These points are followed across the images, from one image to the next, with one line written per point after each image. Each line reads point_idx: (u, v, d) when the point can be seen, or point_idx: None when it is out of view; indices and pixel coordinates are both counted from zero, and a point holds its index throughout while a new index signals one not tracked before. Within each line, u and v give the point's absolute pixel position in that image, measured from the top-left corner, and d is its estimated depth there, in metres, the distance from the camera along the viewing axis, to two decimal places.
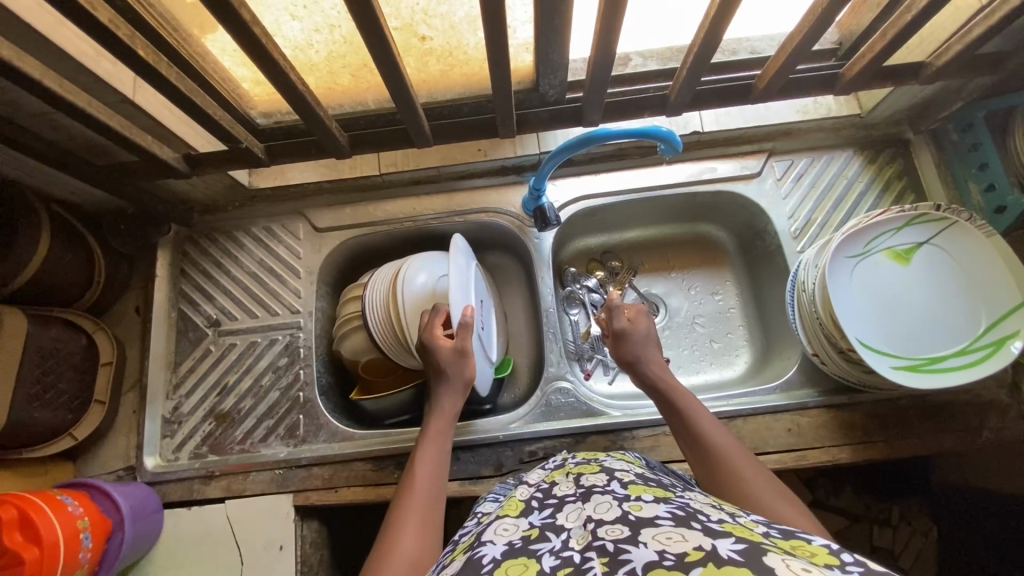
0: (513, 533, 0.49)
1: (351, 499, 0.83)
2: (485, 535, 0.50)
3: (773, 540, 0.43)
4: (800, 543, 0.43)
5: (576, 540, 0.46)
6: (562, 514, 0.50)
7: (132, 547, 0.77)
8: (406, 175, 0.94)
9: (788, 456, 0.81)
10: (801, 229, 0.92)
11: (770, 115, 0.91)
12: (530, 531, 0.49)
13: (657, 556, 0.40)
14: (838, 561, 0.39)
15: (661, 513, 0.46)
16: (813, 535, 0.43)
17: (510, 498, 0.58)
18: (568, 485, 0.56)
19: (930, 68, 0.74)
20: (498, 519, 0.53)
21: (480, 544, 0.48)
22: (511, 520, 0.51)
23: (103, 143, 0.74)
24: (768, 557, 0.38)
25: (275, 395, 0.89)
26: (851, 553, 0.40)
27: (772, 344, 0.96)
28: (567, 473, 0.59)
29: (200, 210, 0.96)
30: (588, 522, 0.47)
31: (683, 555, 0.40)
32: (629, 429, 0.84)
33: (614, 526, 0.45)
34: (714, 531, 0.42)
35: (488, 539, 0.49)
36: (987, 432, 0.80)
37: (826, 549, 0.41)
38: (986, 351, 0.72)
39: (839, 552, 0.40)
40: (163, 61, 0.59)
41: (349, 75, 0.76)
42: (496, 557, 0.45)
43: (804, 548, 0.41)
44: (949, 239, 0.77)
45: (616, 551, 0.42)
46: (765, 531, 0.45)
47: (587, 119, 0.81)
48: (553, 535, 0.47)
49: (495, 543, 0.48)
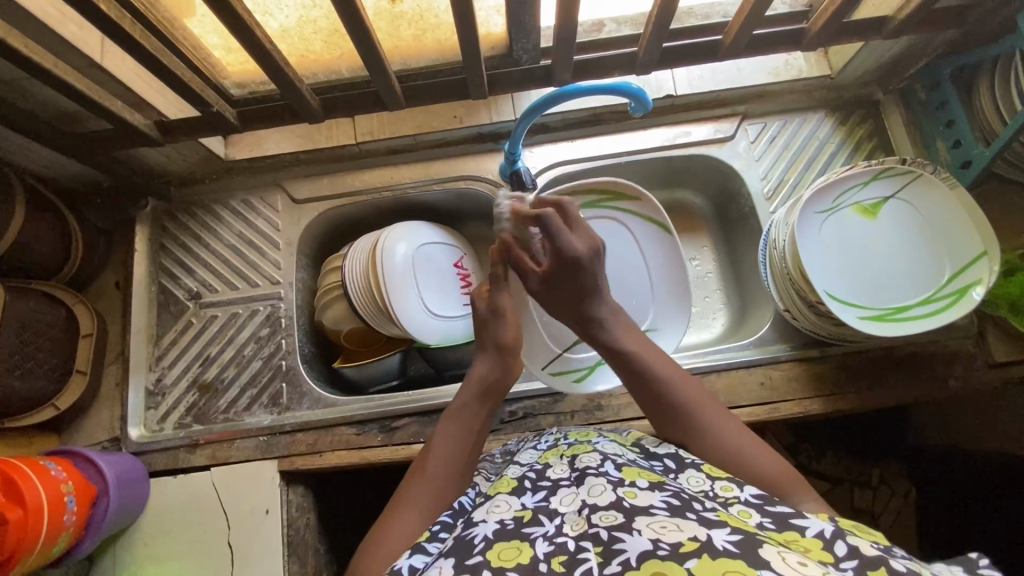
0: (505, 512, 0.50)
1: (335, 463, 0.84)
2: (478, 513, 0.52)
3: (768, 532, 0.45)
4: (795, 534, 0.45)
5: (570, 526, 0.47)
6: (555, 497, 0.51)
7: (118, 515, 0.78)
8: (383, 144, 0.94)
9: (761, 409, 0.83)
10: (774, 190, 0.93)
11: (742, 77, 0.92)
12: (523, 513, 0.50)
13: (652, 545, 0.41)
14: (833, 558, 0.42)
15: (657, 502, 0.47)
16: (806, 523, 0.46)
17: (502, 477, 0.58)
18: (562, 468, 0.56)
19: (893, 22, 0.75)
20: (490, 497, 0.54)
21: (472, 525, 0.50)
22: (503, 498, 0.53)
23: (75, 110, 0.74)
24: (764, 551, 0.40)
25: (257, 364, 0.90)
26: (843, 543, 0.43)
27: (748, 305, 0.98)
28: (561, 455, 0.59)
29: (177, 184, 0.96)
30: (583, 507, 0.48)
31: (678, 544, 0.41)
32: (606, 386, 0.86)
33: (609, 512, 0.46)
34: (710, 521, 0.44)
35: (480, 518, 0.50)
36: (954, 380, 0.83)
37: (820, 540, 0.44)
38: (948, 300, 0.75)
39: (832, 543, 0.43)
40: (126, 17, 0.59)
41: (321, 42, 0.76)
42: (488, 536, 0.48)
43: (798, 542, 0.44)
44: (915, 192, 0.78)
45: (610, 540, 0.43)
46: (760, 522, 0.47)
47: (559, 79, 0.81)
48: (546, 519, 0.48)
49: (488, 522, 0.50)
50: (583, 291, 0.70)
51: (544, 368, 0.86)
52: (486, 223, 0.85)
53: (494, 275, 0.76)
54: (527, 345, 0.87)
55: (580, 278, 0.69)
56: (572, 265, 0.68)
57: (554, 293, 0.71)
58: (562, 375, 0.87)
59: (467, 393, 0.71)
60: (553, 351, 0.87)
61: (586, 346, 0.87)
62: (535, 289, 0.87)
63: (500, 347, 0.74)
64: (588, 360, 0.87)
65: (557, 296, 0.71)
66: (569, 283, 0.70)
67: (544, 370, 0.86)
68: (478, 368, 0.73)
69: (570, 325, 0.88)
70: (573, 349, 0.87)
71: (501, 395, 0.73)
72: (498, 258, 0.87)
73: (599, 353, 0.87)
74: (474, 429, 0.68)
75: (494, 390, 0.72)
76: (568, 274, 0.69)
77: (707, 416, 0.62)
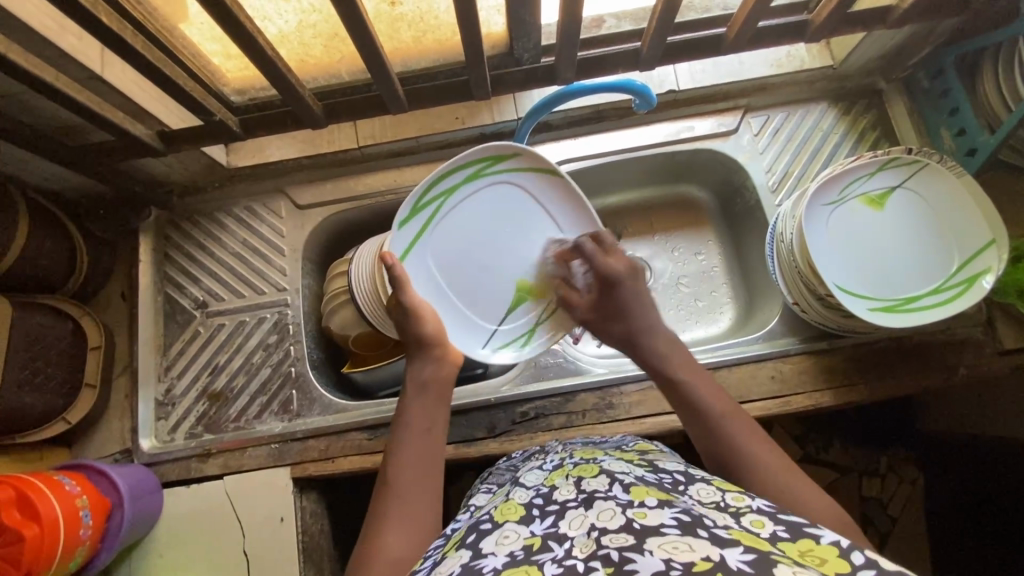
0: (515, 543, 0.50)
1: (348, 468, 0.84)
2: (486, 544, 0.51)
3: (782, 546, 0.44)
4: (810, 544, 0.44)
5: (579, 548, 0.46)
6: (564, 521, 0.51)
7: (132, 527, 0.78)
8: (385, 147, 0.93)
9: (772, 403, 0.83)
10: (779, 182, 0.93)
11: (745, 70, 0.91)
12: (532, 540, 0.50)
13: (664, 566, 0.41)
14: (850, 568, 0.41)
15: (667, 520, 0.46)
16: (821, 533, 0.45)
17: (507, 501, 0.58)
18: (568, 490, 0.56)
19: (897, 11, 0.75)
20: (498, 523, 0.54)
21: (480, 556, 0.49)
22: (512, 527, 0.52)
23: (77, 123, 0.74)
24: (778, 569, 0.39)
25: (266, 372, 0.90)
26: (861, 554, 0.42)
27: (755, 298, 0.98)
28: (567, 476, 0.59)
29: (179, 192, 0.96)
30: (592, 530, 0.48)
31: (690, 564, 0.40)
32: (617, 384, 0.86)
33: (619, 535, 0.45)
34: (721, 539, 0.43)
35: (489, 549, 0.49)
36: (964, 369, 0.83)
37: (837, 552, 0.43)
38: (958, 289, 0.75)
39: (849, 553, 0.42)
40: (127, 28, 0.59)
41: (321, 46, 0.76)
42: (497, 567, 0.47)
43: (813, 552, 0.43)
44: (923, 181, 0.78)
45: (621, 560, 0.42)
46: (773, 531, 0.47)
47: (561, 77, 0.80)
48: (556, 544, 0.48)
49: (496, 555, 0.49)
50: (621, 302, 0.73)
51: (486, 345, 0.82)
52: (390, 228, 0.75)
53: (393, 278, 0.71)
54: (460, 331, 0.79)
55: (621, 290, 0.73)
56: (608, 285, 0.74)
57: (599, 312, 0.75)
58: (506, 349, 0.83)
59: (409, 397, 0.68)
60: (488, 329, 0.82)
61: (517, 315, 0.83)
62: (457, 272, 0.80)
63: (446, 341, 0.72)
64: (522, 327, 0.83)
65: (614, 318, 0.73)
66: (606, 299, 0.74)
67: (487, 348, 0.81)
68: (416, 371, 0.70)
69: (502, 297, 0.82)
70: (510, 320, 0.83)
71: (445, 391, 0.70)
72: (413, 262, 0.77)
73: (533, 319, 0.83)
74: (426, 428, 0.65)
75: (432, 387, 0.69)
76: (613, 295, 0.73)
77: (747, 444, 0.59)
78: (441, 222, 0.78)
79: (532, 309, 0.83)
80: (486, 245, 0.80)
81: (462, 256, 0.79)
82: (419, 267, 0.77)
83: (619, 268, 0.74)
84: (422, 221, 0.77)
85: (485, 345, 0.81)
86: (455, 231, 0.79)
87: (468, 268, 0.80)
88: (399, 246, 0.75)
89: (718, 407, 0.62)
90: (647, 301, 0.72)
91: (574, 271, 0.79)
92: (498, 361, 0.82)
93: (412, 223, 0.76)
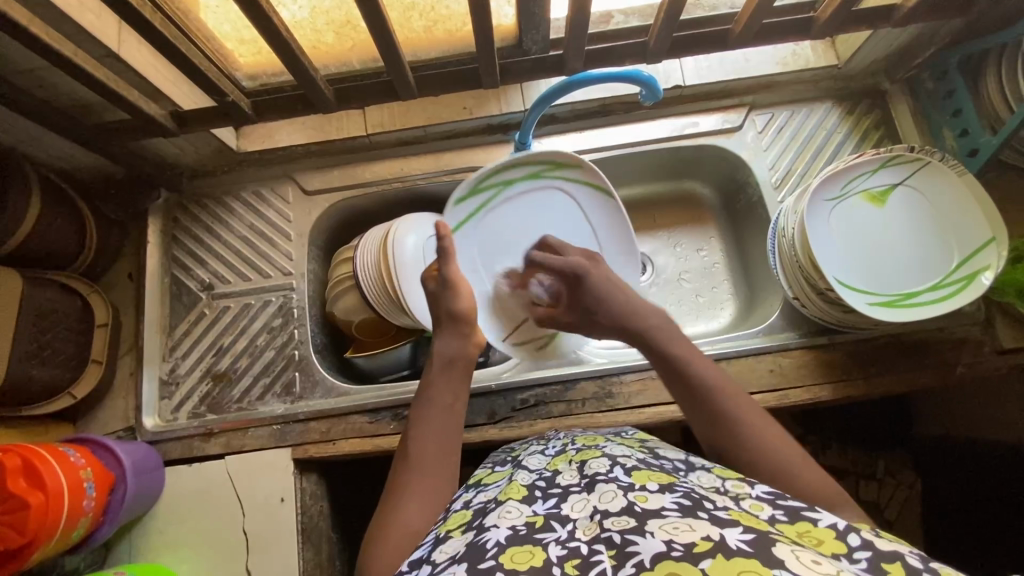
0: (517, 518, 0.50)
1: (348, 451, 0.85)
2: (490, 518, 0.51)
3: (780, 527, 0.46)
4: (808, 525, 0.46)
5: (582, 531, 0.47)
6: (567, 504, 0.51)
7: (134, 501, 0.79)
8: (393, 135, 0.94)
9: (771, 396, 0.84)
10: (782, 179, 0.94)
11: (750, 67, 0.92)
12: (535, 518, 0.50)
13: (665, 547, 0.42)
14: (846, 548, 0.43)
15: (668, 504, 0.47)
16: (818, 515, 0.47)
17: (511, 482, 0.58)
18: (572, 475, 0.56)
19: (901, 11, 0.76)
20: (500, 502, 0.54)
21: (484, 531, 0.49)
22: (515, 505, 0.52)
23: (92, 101, 0.75)
24: (778, 548, 0.40)
25: (270, 354, 0.91)
26: (856, 535, 0.44)
27: (756, 293, 0.99)
28: (570, 461, 0.59)
29: (189, 175, 0.97)
30: (595, 513, 0.48)
31: (691, 545, 0.41)
32: (616, 374, 0.86)
33: (621, 518, 0.46)
34: (722, 520, 0.44)
35: (491, 524, 0.50)
36: (962, 366, 0.83)
37: (834, 532, 0.45)
38: (958, 286, 0.76)
39: (846, 534, 0.44)
40: (146, 6, 0.60)
41: (333, 34, 0.77)
42: (501, 541, 0.47)
43: (811, 533, 0.45)
44: (923, 179, 0.79)
45: (623, 543, 0.43)
46: (772, 514, 0.47)
47: (570, 68, 0.81)
48: (558, 525, 0.48)
49: (499, 528, 0.49)
50: (597, 295, 0.74)
51: (500, 339, 0.88)
52: (448, 202, 0.85)
53: (441, 248, 0.73)
54: (482, 313, 0.87)
55: (588, 284, 0.75)
56: (574, 281, 0.76)
57: (575, 313, 0.77)
58: (513, 346, 0.87)
59: (432, 372, 0.69)
60: (509, 319, 0.88)
61: (548, 319, 0.89)
62: (497, 267, 0.88)
63: (440, 328, 0.72)
64: (550, 331, 0.90)
65: (595, 308, 0.74)
66: (574, 294, 0.76)
67: (499, 341, 0.88)
68: (439, 347, 0.72)
69: (524, 302, 0.87)
70: (526, 320, 0.86)
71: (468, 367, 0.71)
72: (460, 239, 0.87)
73: (562, 328, 0.90)
74: (448, 404, 0.66)
75: (457, 363, 0.70)
76: (573, 288, 0.76)
77: (750, 425, 0.59)
78: (496, 209, 0.88)
79: (561, 320, 0.90)
80: (528, 244, 0.88)
81: (511, 245, 0.89)
82: (464, 244, 0.88)
83: (576, 262, 0.76)
84: (477, 204, 0.87)
85: (507, 335, 0.88)
86: (505, 222, 0.89)
87: (508, 260, 0.89)
88: (453, 221, 0.86)
89: (709, 374, 0.63)
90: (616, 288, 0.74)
91: (535, 291, 0.85)
92: (510, 353, 0.89)
93: (471, 201, 0.87)
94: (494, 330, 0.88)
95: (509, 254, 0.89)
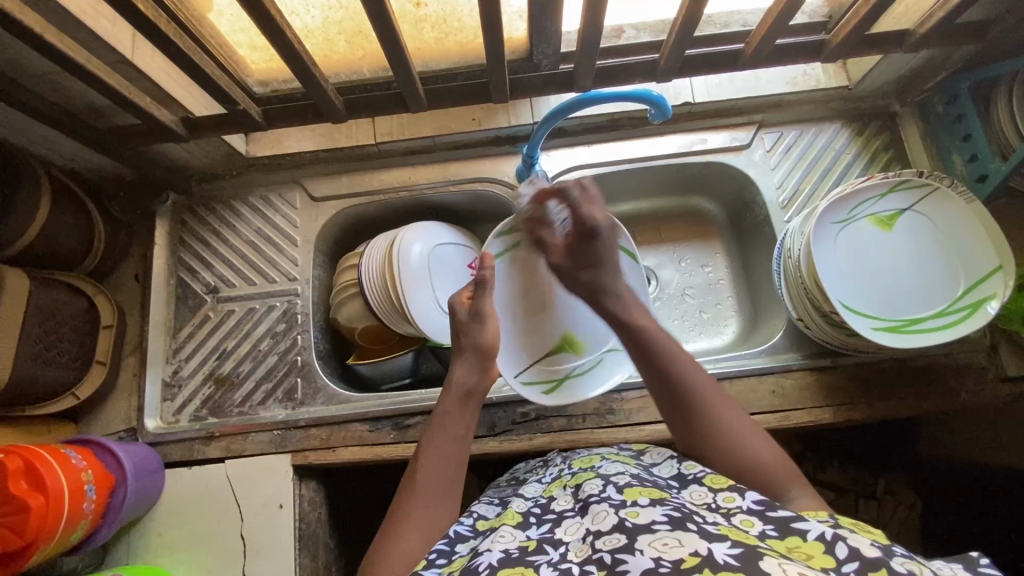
0: (510, 542, 0.51)
1: (348, 458, 0.85)
2: (484, 544, 0.52)
3: (770, 541, 0.46)
4: (797, 539, 0.46)
5: (574, 552, 0.47)
6: (560, 528, 0.52)
7: (135, 503, 0.79)
8: (402, 144, 0.95)
9: (772, 417, 0.84)
10: (789, 199, 0.93)
11: (761, 86, 0.93)
12: (528, 543, 0.51)
13: (653, 564, 0.41)
14: (835, 562, 0.43)
15: (659, 516, 0.47)
16: (807, 527, 0.47)
17: (507, 509, 0.59)
18: (567, 501, 0.56)
19: (914, 36, 0.76)
20: (496, 528, 0.55)
21: (478, 554, 0.50)
22: (509, 529, 0.53)
23: (104, 106, 0.76)
24: (765, 561, 0.40)
25: (272, 360, 0.91)
26: (844, 545, 0.44)
27: (760, 311, 0.99)
28: (565, 486, 0.60)
29: (198, 178, 0.97)
30: (587, 535, 0.48)
31: (679, 561, 0.41)
32: (618, 390, 0.86)
33: (612, 536, 0.46)
34: (711, 535, 0.44)
35: (485, 548, 0.51)
36: (965, 394, 0.83)
37: (822, 546, 0.45)
38: (963, 314, 0.75)
39: (834, 545, 0.44)
40: (161, 16, 0.61)
41: (345, 42, 0.77)
42: (493, 564, 0.48)
43: (800, 547, 0.45)
44: (932, 205, 0.79)
45: (614, 563, 0.43)
46: (762, 530, 0.48)
47: (579, 84, 0.82)
48: (551, 548, 0.49)
49: (493, 551, 0.50)
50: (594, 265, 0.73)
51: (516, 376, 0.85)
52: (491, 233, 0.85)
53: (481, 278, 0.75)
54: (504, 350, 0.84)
55: (596, 249, 0.73)
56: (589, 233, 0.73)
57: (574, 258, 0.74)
58: (531, 384, 0.85)
59: (445, 404, 0.69)
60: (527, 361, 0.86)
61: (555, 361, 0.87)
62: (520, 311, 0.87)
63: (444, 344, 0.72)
64: (557, 373, 0.87)
65: (591, 282, 0.73)
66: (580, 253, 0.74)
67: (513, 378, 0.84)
68: (456, 374, 0.71)
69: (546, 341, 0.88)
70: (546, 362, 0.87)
71: (482, 400, 0.71)
72: (500, 269, 0.86)
73: (569, 368, 0.87)
74: (459, 434, 0.66)
75: (473, 395, 0.70)
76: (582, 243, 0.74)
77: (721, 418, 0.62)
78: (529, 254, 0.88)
79: (569, 361, 0.87)
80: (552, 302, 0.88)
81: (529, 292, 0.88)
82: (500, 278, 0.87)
83: (596, 219, 0.73)
84: (513, 246, 0.87)
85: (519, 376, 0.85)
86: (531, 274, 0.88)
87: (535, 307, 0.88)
88: (495, 252, 0.86)
89: (689, 372, 0.64)
90: (610, 269, 0.73)
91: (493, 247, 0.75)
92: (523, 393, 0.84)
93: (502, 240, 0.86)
94: (512, 367, 0.85)
95: (531, 301, 0.88)
